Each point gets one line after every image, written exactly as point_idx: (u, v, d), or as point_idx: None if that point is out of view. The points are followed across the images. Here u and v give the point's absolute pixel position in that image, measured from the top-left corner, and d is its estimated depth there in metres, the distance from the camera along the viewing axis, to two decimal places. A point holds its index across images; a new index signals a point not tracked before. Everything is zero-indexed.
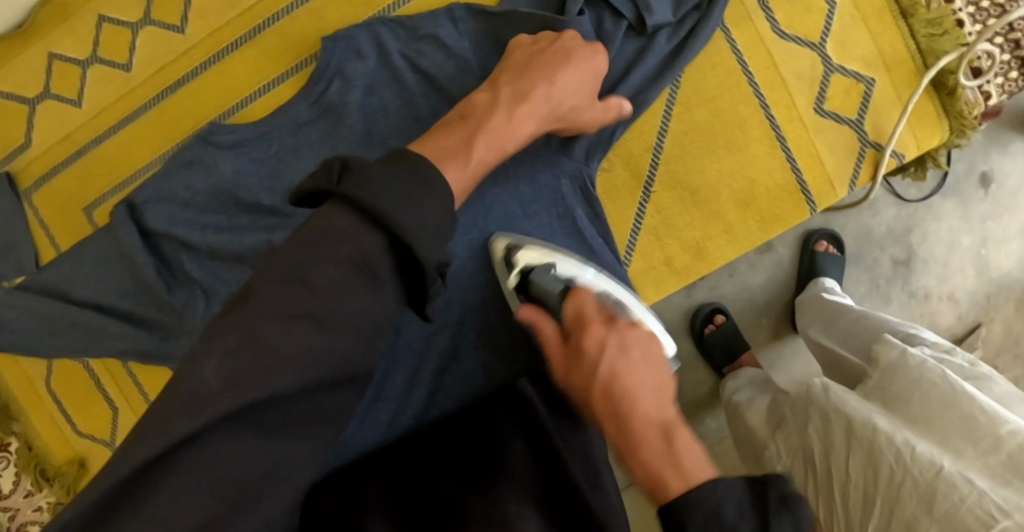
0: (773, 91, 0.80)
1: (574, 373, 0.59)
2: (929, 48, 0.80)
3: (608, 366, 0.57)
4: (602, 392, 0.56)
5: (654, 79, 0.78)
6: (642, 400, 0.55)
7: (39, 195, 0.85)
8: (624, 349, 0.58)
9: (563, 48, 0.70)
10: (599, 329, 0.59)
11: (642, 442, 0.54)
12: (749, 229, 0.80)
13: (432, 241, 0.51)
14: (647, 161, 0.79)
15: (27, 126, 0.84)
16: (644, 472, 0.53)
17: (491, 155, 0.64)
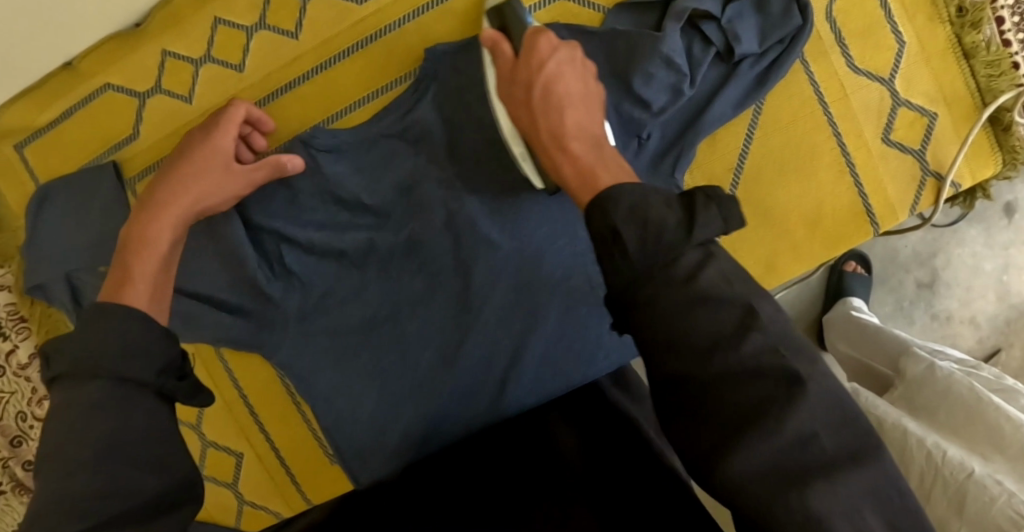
0: (845, 121, 0.85)
1: (524, 97, 0.67)
2: (988, 87, 0.85)
3: (553, 64, 0.68)
4: (540, 87, 0.66)
5: (738, 103, 0.83)
6: (569, 109, 0.64)
7: (144, 183, 0.90)
8: (568, 66, 0.68)
9: (196, 137, 0.79)
10: (552, 44, 0.69)
11: (572, 132, 0.63)
12: (817, 246, 0.86)
13: (144, 363, 0.53)
14: (728, 180, 0.85)
15: (135, 119, 0.88)
16: (572, 164, 0.60)
17: (152, 264, 0.68)
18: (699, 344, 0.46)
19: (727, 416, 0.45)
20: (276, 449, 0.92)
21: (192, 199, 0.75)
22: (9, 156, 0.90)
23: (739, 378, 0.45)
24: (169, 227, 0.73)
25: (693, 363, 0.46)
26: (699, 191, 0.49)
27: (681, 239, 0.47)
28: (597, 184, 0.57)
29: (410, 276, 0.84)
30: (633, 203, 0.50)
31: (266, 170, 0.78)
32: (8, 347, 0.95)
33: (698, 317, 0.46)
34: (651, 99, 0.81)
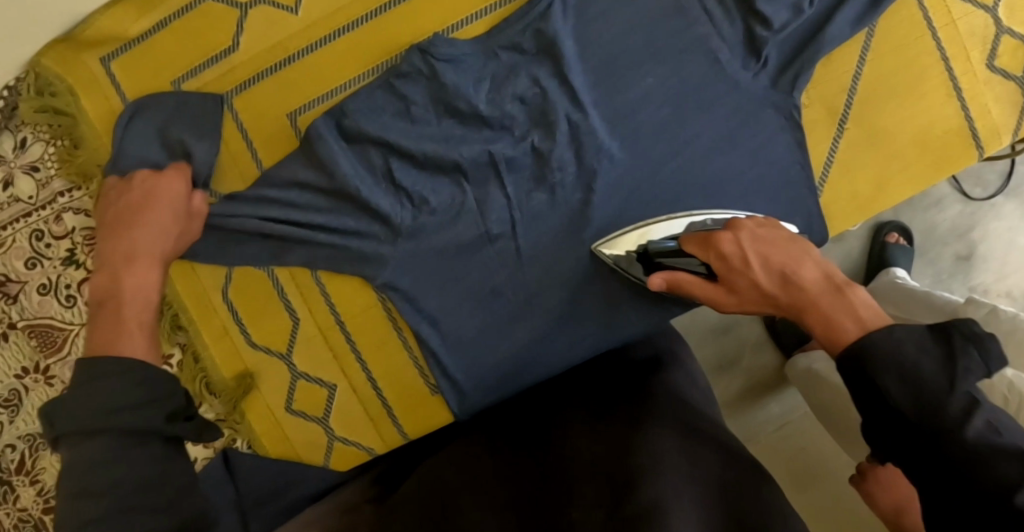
0: (953, 46, 0.86)
1: (739, 287, 0.71)
2: None
3: (752, 256, 0.69)
4: (766, 279, 0.68)
5: (855, 23, 0.83)
6: (803, 266, 0.67)
7: (239, 99, 0.86)
8: (757, 242, 0.70)
9: (117, 197, 0.82)
10: (733, 237, 0.71)
11: (818, 286, 0.65)
12: (927, 168, 0.87)
13: (82, 412, 0.57)
14: (842, 100, 0.85)
15: (235, 31, 0.85)
16: (822, 322, 0.63)
17: (145, 326, 0.71)
18: (907, 352, 0.56)
19: (926, 389, 0.54)
20: (374, 377, 0.89)
21: (160, 253, 0.80)
22: (94, 68, 0.86)
23: (929, 363, 0.55)
24: (140, 276, 0.78)
25: (896, 377, 0.55)
26: (955, 330, 0.56)
27: (943, 386, 0.54)
28: (846, 337, 0.60)
29: (527, 192, 0.84)
30: (894, 341, 0.56)
31: (202, 217, 0.84)
32: (84, 274, 0.92)
33: (907, 347, 0.56)
34: (772, 18, 0.81)
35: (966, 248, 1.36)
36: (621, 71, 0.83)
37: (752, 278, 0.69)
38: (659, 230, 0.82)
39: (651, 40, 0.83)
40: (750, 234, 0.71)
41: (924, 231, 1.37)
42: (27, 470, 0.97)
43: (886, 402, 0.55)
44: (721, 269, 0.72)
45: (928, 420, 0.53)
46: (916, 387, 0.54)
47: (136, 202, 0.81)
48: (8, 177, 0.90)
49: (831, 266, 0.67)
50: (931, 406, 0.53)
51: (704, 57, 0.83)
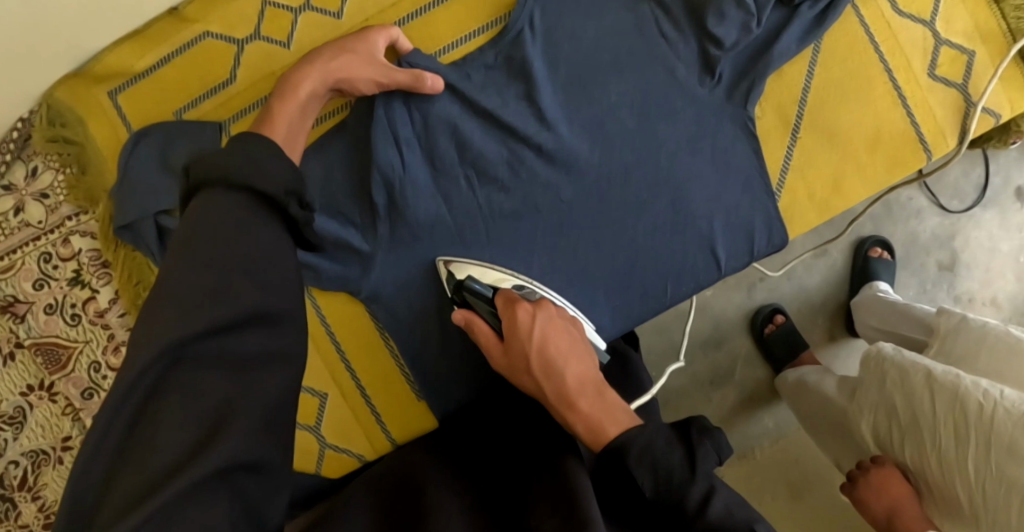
0: (895, 57, 0.93)
1: (514, 353, 0.76)
2: (1019, 28, 0.94)
3: (540, 331, 0.75)
4: (537, 354, 0.74)
5: (801, 39, 0.90)
6: (568, 366, 0.73)
7: (236, 127, 0.93)
8: (547, 329, 0.75)
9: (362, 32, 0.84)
10: (529, 312, 0.77)
11: (578, 389, 0.71)
12: (878, 168, 0.93)
13: (259, 179, 0.57)
14: (794, 110, 0.92)
15: (232, 65, 0.92)
16: (584, 421, 0.69)
17: (286, 108, 0.79)
18: (657, 446, 0.63)
19: (668, 476, 0.62)
20: (363, 386, 0.93)
21: (343, 67, 0.82)
22: (100, 101, 0.93)
23: (673, 457, 0.62)
24: (317, 79, 0.82)
25: (646, 471, 0.62)
26: (693, 423, 0.65)
27: (688, 475, 0.61)
28: (606, 437, 0.67)
29: (503, 200, 0.89)
30: (644, 441, 0.64)
31: (413, 80, 0.84)
32: (88, 293, 0.97)
33: (659, 445, 0.63)
34: (725, 36, 0.88)
35: (948, 256, 1.38)
36: (589, 86, 0.89)
37: (516, 368, 0.77)
38: (483, 277, 0.86)
39: (616, 59, 0.89)
40: (528, 322, 0.76)
41: (907, 242, 1.38)
42: (30, 486, 1.00)
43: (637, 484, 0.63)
44: (488, 351, 0.80)
45: (666, 501, 0.62)
46: (664, 475, 0.62)
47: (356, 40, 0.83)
48: (19, 204, 0.97)
49: (594, 376, 0.73)
50: (675, 487, 0.61)
51: (664, 73, 0.89)
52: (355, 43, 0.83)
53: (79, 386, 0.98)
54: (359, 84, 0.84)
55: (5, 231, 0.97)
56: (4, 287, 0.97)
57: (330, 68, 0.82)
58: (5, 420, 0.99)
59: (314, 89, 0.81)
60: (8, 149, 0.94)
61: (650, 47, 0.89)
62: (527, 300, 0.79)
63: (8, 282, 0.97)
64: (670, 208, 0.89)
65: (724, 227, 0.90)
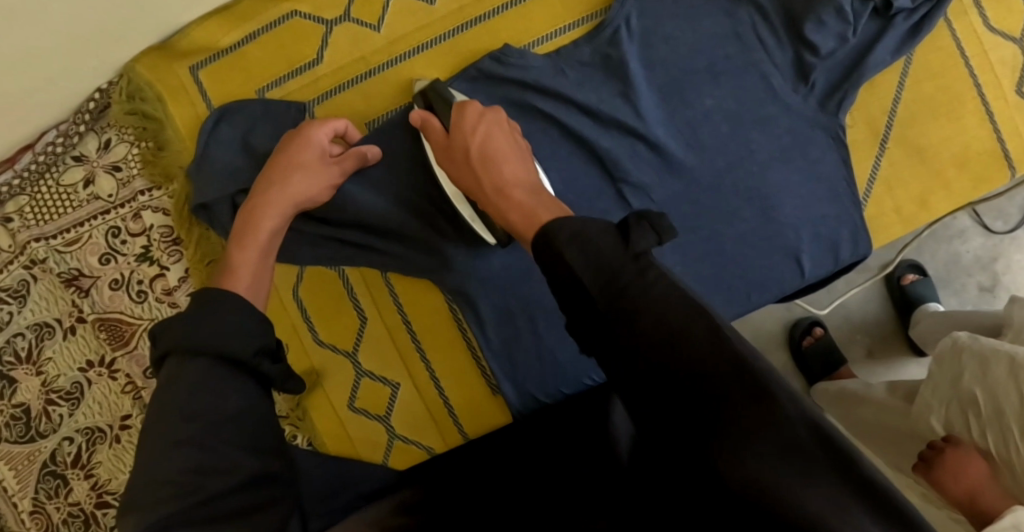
0: (985, 72, 0.93)
1: (455, 144, 0.75)
2: None
3: (483, 131, 0.73)
4: (477, 150, 0.72)
5: (896, 51, 0.90)
6: (506, 163, 0.70)
7: (321, 109, 0.91)
8: (494, 128, 0.74)
9: (287, 142, 0.85)
10: (478, 111, 0.75)
11: (512, 184, 0.69)
12: (965, 185, 0.93)
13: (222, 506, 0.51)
14: (884, 121, 0.91)
15: (320, 45, 0.90)
16: (519, 210, 0.65)
17: (252, 253, 0.77)
18: (592, 234, 0.55)
19: (603, 269, 0.53)
20: (437, 379, 0.92)
21: (297, 199, 0.82)
22: (181, 76, 0.91)
23: (608, 240, 0.54)
24: (274, 212, 0.81)
25: (585, 263, 0.53)
26: (632, 214, 0.56)
27: (627, 262, 0.53)
28: (539, 218, 0.63)
29: (591, 199, 0.88)
30: (578, 226, 0.56)
31: (356, 159, 0.85)
32: (156, 271, 0.95)
33: (592, 230, 0.55)
34: (821, 44, 0.87)
35: (989, 278, 1.35)
36: (683, 89, 0.88)
37: (456, 162, 0.74)
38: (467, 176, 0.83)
39: (710, 61, 0.88)
40: (473, 122, 0.74)
41: (947, 261, 1.36)
42: (82, 464, 0.98)
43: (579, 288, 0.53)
44: (432, 143, 0.78)
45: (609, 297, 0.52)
46: (602, 265, 0.53)
47: (289, 162, 0.82)
48: (89, 176, 0.95)
49: (533, 176, 0.70)
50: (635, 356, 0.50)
51: (757, 78, 0.89)
52: (301, 150, 0.83)
53: (141, 364, 0.96)
54: (317, 200, 0.84)
55: (73, 204, 0.95)
56: (68, 260, 0.96)
57: (282, 204, 0.81)
58: (63, 395, 0.97)
59: (277, 224, 0.81)
60: (82, 121, 0.93)
61: (745, 51, 0.88)
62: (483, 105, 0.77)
63: (73, 255, 0.96)
64: (756, 214, 0.89)
65: (810, 237, 0.89)
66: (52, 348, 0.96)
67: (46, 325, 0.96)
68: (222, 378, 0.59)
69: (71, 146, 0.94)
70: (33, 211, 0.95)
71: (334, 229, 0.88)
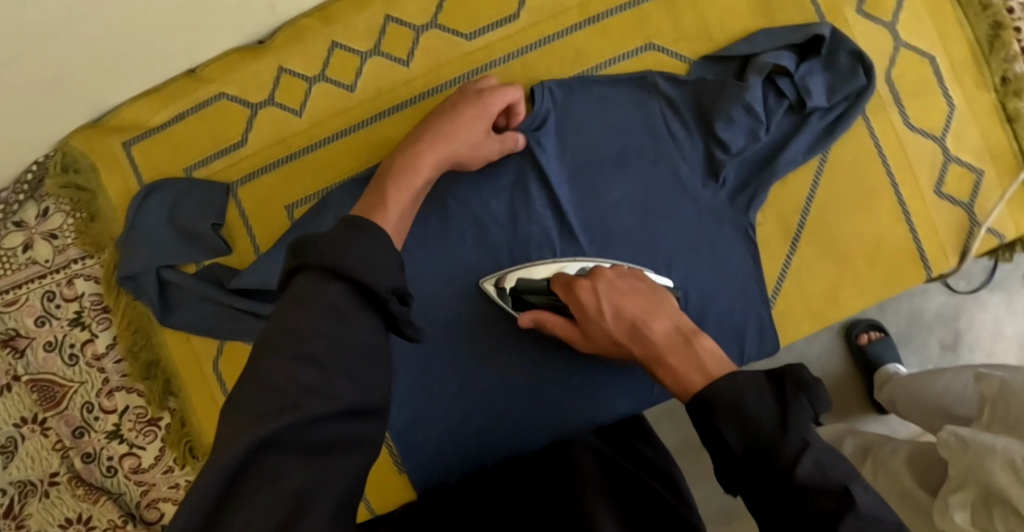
0: (902, 171, 0.91)
1: (592, 330, 0.78)
2: None
3: (607, 303, 0.76)
4: (614, 322, 0.75)
5: (810, 148, 0.89)
6: (655, 323, 0.73)
7: (244, 189, 0.94)
8: (613, 295, 0.77)
9: (456, 100, 0.83)
10: (590, 287, 0.78)
11: (667, 346, 0.70)
12: (877, 281, 0.91)
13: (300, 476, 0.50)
14: (796, 218, 0.90)
15: (245, 127, 0.94)
16: (672, 374, 0.67)
17: (407, 194, 0.75)
18: (740, 389, 0.58)
19: (756, 431, 0.55)
20: None
21: (457, 146, 0.81)
22: (114, 149, 0.94)
23: (760, 405, 0.56)
24: (436, 154, 0.80)
25: (731, 426, 0.56)
26: (787, 377, 0.58)
27: (779, 430, 0.55)
28: (689, 385, 0.64)
29: (497, 285, 0.91)
30: (730, 398, 0.57)
31: (503, 97, 0.83)
32: (87, 336, 0.99)
33: (749, 397, 0.57)
34: (730, 141, 0.88)
35: (951, 336, 1.33)
36: (593, 179, 0.90)
37: (590, 336, 0.79)
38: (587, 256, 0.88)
39: (622, 153, 0.90)
40: (581, 286, 0.79)
41: (909, 318, 1.33)
42: (14, 514, 0.97)
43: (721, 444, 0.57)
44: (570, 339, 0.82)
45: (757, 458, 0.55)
46: (753, 433, 0.55)
47: (450, 109, 0.82)
48: (28, 241, 0.99)
49: (681, 322, 0.73)
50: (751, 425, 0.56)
51: (667, 172, 0.90)
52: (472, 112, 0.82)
53: (70, 424, 0.99)
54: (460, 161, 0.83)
55: (12, 267, 0.99)
56: (6, 320, 0.99)
57: (449, 151, 0.80)
58: None
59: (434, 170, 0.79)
60: (22, 190, 0.97)
61: (657, 144, 0.90)
62: (586, 277, 0.80)
63: (10, 316, 0.99)
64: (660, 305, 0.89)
65: (716, 328, 0.90)
66: None
67: None
68: (354, 315, 0.55)
69: (11, 213, 0.98)
70: None
71: (252, 305, 0.91)
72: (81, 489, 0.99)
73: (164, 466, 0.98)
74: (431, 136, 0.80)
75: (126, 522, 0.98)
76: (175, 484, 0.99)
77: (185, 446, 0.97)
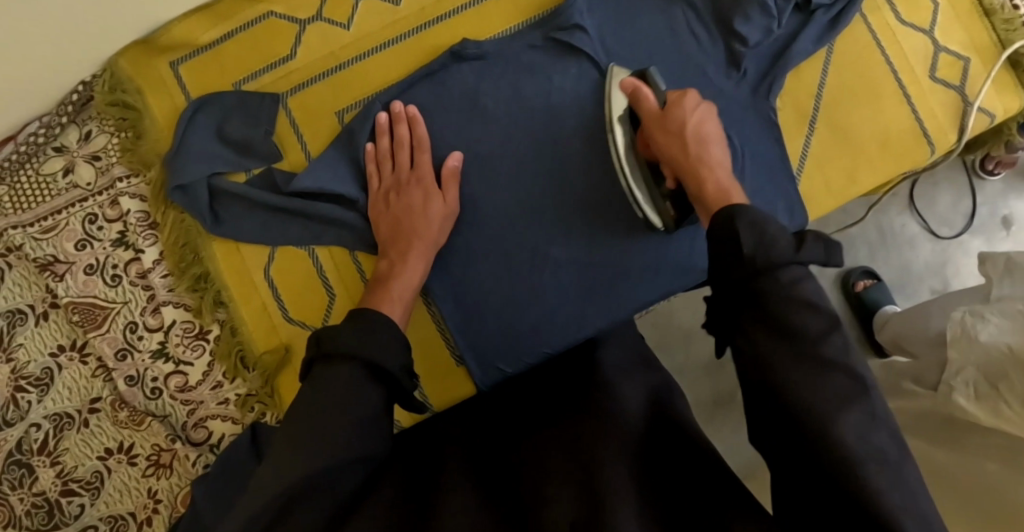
0: (899, 60, 1.01)
1: (671, 118, 0.80)
2: (1006, 38, 1.02)
3: (700, 115, 0.80)
4: (695, 123, 0.79)
5: (818, 41, 0.98)
6: (717, 143, 0.79)
7: (294, 100, 0.97)
8: (707, 117, 0.81)
9: (689, 104, 0.81)
10: (695, 100, 0.81)
11: (718, 163, 0.77)
12: (887, 159, 1.00)
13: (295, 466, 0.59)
14: (811, 103, 0.99)
15: (293, 42, 0.98)
16: (708, 185, 0.75)
17: (712, 172, 0.76)
18: (770, 229, 0.62)
19: (769, 242, 0.61)
20: None
21: (694, 146, 0.78)
22: (163, 71, 0.97)
23: (780, 232, 0.63)
24: (715, 150, 0.79)
25: (751, 233, 0.62)
26: (810, 233, 0.64)
27: (790, 251, 0.62)
28: (730, 200, 0.73)
29: (542, 177, 0.95)
30: (753, 217, 0.63)
31: (708, 119, 0.81)
32: (132, 254, 0.98)
33: (771, 223, 0.63)
34: (748, 35, 0.96)
35: (940, 282, 1.48)
36: (631, 74, 0.96)
37: (665, 115, 0.81)
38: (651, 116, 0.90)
39: (652, 52, 0.97)
40: (675, 109, 0.81)
41: (899, 267, 1.49)
42: (49, 450, 0.96)
43: (733, 243, 0.63)
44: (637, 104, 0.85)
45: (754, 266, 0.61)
46: (767, 243, 0.62)
47: (704, 116, 0.81)
48: (69, 165, 0.99)
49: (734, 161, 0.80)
50: (765, 262, 0.61)
51: (694, 65, 0.97)
52: (705, 115, 0.81)
53: (113, 346, 0.97)
54: (669, 138, 0.80)
55: (51, 193, 0.98)
56: (44, 246, 0.97)
57: (704, 154, 0.78)
58: (31, 381, 0.96)
59: (713, 150, 0.79)
60: (65, 113, 0.98)
61: (682, 42, 0.97)
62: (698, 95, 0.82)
63: (49, 242, 0.97)
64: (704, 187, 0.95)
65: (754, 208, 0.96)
66: (22, 336, 0.97)
67: (18, 312, 0.98)
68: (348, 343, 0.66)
69: (53, 137, 0.98)
70: (10, 200, 0.97)
71: (308, 205, 0.93)
72: (123, 413, 0.97)
73: (213, 382, 0.97)
74: (688, 130, 0.79)
75: (173, 443, 0.97)
76: (225, 399, 0.97)
77: (237, 356, 0.96)
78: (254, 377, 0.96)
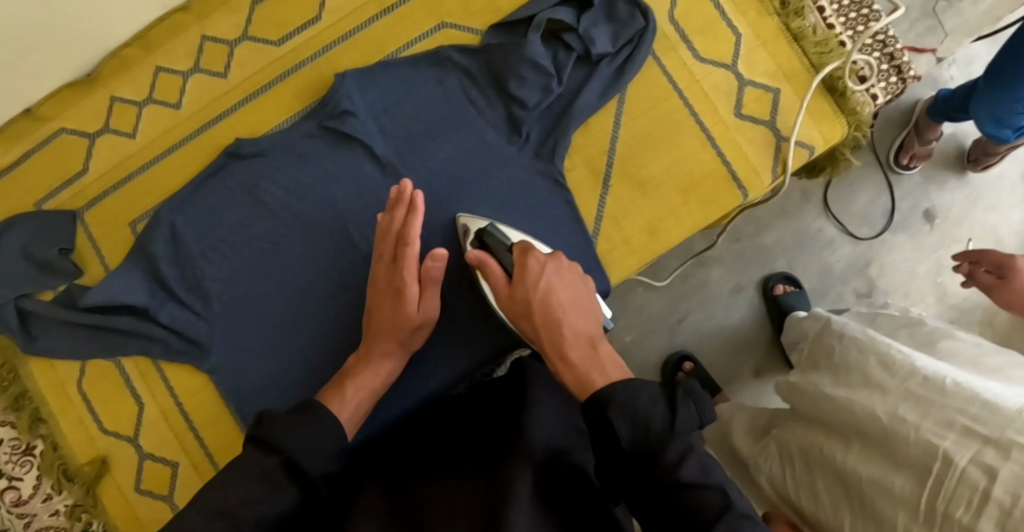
0: (700, 102, 0.95)
1: (517, 292, 0.71)
2: (818, 62, 0.95)
3: (546, 281, 0.70)
4: (540, 302, 0.69)
5: (603, 94, 0.93)
6: (575, 314, 0.68)
7: (91, 213, 0.99)
8: (556, 279, 0.71)
9: (531, 275, 0.71)
10: (538, 262, 0.72)
11: (573, 340, 0.67)
12: (696, 207, 0.94)
13: None
14: (603, 161, 0.94)
15: (86, 156, 0.99)
16: (573, 372, 0.65)
17: (574, 352, 0.66)
18: (641, 398, 0.58)
19: (647, 430, 0.57)
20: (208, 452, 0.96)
21: (565, 325, 0.68)
22: None
23: (654, 405, 0.58)
24: (584, 319, 0.69)
25: (626, 419, 0.58)
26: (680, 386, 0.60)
27: (665, 429, 0.57)
28: (592, 387, 0.63)
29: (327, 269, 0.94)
30: (624, 395, 0.59)
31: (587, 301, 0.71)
32: None
33: (641, 398, 0.59)
34: (526, 98, 0.92)
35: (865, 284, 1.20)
36: (410, 151, 0.94)
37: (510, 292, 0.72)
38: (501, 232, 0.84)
39: (431, 126, 0.94)
40: (518, 292, 0.70)
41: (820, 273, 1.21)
42: None
43: (613, 437, 0.58)
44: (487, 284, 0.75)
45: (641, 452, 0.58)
46: (642, 427, 0.58)
47: (567, 289, 0.70)
48: None
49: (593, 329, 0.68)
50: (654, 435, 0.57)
51: (474, 135, 0.94)
52: (573, 294, 0.70)
53: None
54: (546, 327, 0.68)
55: None
56: None
57: (552, 337, 0.67)
58: None
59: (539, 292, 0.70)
60: None
61: (462, 112, 0.94)
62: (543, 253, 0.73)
63: None
64: None
65: None
66: None
67: None
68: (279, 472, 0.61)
69: None
70: None
71: (105, 320, 0.95)
72: None
73: (44, 494, 0.99)
74: (540, 309, 0.69)
75: None
76: (56, 510, 0.99)
77: (60, 469, 0.98)
78: (76, 489, 0.98)
